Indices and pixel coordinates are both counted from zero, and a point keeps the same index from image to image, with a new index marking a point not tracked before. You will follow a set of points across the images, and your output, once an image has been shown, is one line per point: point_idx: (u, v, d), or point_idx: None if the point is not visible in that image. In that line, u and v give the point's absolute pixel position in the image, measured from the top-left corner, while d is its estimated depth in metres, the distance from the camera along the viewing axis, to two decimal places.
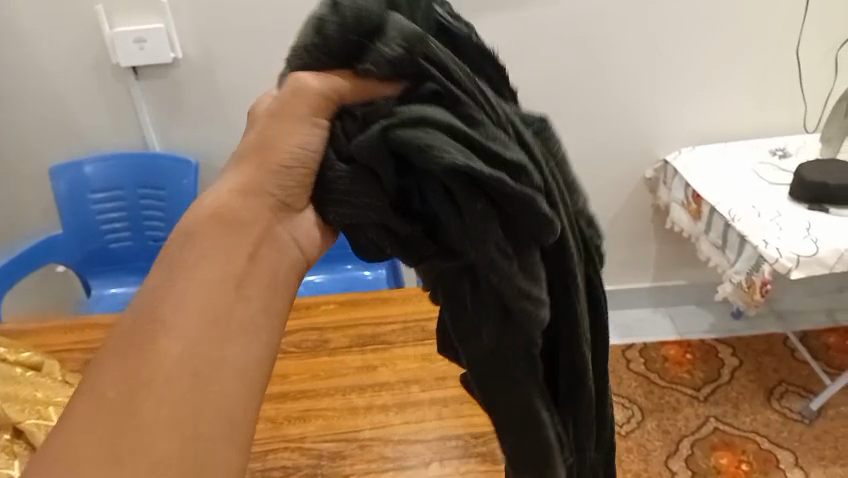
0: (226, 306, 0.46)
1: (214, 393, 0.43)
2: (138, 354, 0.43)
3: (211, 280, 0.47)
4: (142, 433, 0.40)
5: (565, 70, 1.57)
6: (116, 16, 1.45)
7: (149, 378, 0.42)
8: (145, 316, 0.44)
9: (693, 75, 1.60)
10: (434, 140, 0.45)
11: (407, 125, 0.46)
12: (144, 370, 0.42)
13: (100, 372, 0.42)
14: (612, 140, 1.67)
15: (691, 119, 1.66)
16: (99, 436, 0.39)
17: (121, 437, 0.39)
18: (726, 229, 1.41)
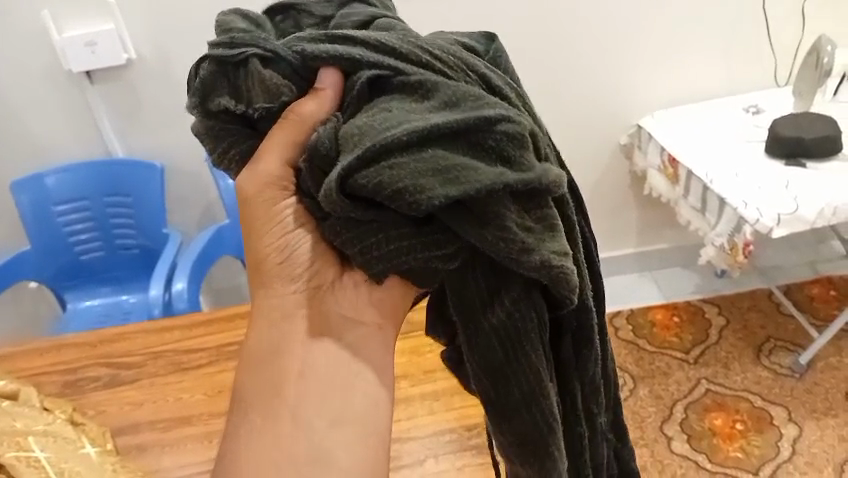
0: (287, 408, 0.59)
1: (335, 428, 0.58)
2: (285, 392, 0.59)
3: (272, 391, 0.59)
4: (286, 451, 0.57)
5: (532, 42, 1.55)
6: (64, 20, 1.41)
7: (292, 412, 0.59)
8: (236, 420, 0.60)
9: (660, 38, 1.58)
10: (409, 184, 0.46)
11: (380, 171, 0.47)
12: (288, 407, 0.59)
13: (262, 402, 0.59)
14: (583, 108, 1.65)
15: (664, 82, 1.64)
16: (265, 446, 0.58)
17: (278, 449, 0.58)
18: (705, 193, 1.39)
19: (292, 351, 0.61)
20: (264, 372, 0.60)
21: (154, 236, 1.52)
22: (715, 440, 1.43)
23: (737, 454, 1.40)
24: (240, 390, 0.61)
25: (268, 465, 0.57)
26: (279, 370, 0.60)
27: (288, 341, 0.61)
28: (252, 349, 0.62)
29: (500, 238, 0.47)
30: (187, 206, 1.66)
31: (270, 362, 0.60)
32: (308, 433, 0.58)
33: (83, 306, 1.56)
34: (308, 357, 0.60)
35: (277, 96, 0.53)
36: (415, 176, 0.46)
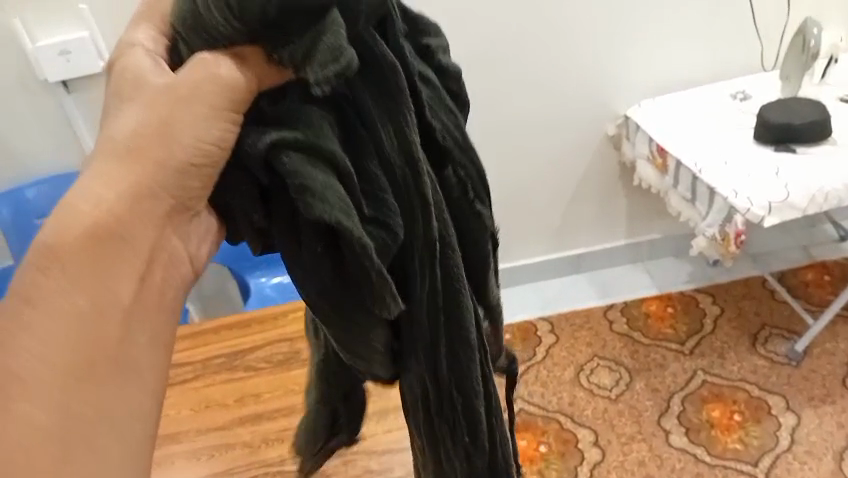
0: (117, 336, 0.44)
1: (161, 304, 0.48)
2: (83, 296, 0.43)
3: (99, 304, 0.43)
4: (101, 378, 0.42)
5: (512, 35, 1.53)
6: (36, 29, 1.39)
7: (113, 306, 0.44)
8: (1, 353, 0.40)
9: (644, 25, 1.57)
10: (304, 184, 0.43)
11: (285, 149, 0.44)
12: (109, 303, 0.44)
13: (56, 309, 0.42)
14: (568, 97, 1.63)
15: (648, 71, 1.63)
16: (79, 371, 0.42)
17: (101, 369, 0.42)
18: (694, 182, 1.37)
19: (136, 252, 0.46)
20: (80, 307, 0.43)
21: None
22: (713, 432, 1.42)
23: (736, 446, 1.38)
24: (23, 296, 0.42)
25: (85, 393, 0.42)
26: (116, 271, 0.45)
27: (143, 226, 0.46)
28: (71, 243, 0.44)
29: (385, 301, 0.48)
30: None
31: (104, 257, 0.44)
32: (146, 365, 0.45)
33: None
34: (166, 251, 0.49)
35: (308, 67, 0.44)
36: (328, 200, 0.44)
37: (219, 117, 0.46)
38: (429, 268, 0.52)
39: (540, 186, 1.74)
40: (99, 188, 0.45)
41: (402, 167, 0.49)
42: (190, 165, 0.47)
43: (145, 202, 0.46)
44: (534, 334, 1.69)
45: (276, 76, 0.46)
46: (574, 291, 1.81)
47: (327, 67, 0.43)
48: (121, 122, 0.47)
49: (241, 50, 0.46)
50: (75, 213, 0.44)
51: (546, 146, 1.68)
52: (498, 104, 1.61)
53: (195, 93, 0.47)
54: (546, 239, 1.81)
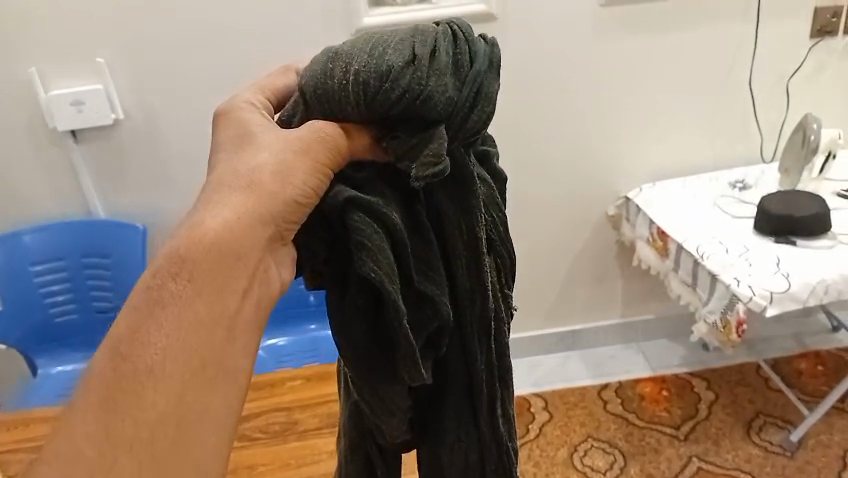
0: (220, 342, 0.45)
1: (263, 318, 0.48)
2: (198, 299, 0.45)
3: (210, 312, 0.45)
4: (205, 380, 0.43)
5: (519, 112, 1.56)
6: (51, 78, 1.40)
7: (224, 311, 0.45)
8: (124, 344, 0.42)
9: (648, 111, 1.61)
10: (366, 241, 0.48)
11: (356, 208, 0.49)
12: (221, 308, 0.45)
13: (175, 308, 0.44)
14: (570, 176, 1.65)
15: (649, 155, 1.66)
16: (189, 370, 0.43)
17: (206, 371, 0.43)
18: (695, 268, 1.38)
19: (243, 265, 0.47)
20: (194, 309, 0.44)
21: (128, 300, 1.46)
22: None
23: None
24: (147, 295, 0.44)
25: (191, 391, 0.43)
26: (227, 282, 0.46)
27: (250, 244, 0.48)
28: (190, 252, 0.46)
29: (415, 369, 0.51)
30: None
31: (217, 268, 0.46)
32: (242, 375, 0.45)
33: (55, 372, 1.48)
34: (269, 267, 0.49)
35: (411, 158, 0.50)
36: (379, 262, 0.48)
37: (317, 170, 0.50)
38: (474, 338, 0.57)
39: (539, 261, 1.75)
40: (219, 211, 0.48)
41: (467, 256, 0.55)
42: (293, 200, 0.49)
43: (258, 224, 0.48)
44: (527, 410, 1.67)
45: (370, 152, 0.52)
46: (568, 369, 1.80)
47: (427, 164, 0.49)
48: (234, 162, 0.51)
49: (352, 126, 0.52)
50: (194, 232, 0.47)
51: (546, 222, 1.70)
52: None
53: (305, 146, 0.50)
54: (541, 314, 1.81)
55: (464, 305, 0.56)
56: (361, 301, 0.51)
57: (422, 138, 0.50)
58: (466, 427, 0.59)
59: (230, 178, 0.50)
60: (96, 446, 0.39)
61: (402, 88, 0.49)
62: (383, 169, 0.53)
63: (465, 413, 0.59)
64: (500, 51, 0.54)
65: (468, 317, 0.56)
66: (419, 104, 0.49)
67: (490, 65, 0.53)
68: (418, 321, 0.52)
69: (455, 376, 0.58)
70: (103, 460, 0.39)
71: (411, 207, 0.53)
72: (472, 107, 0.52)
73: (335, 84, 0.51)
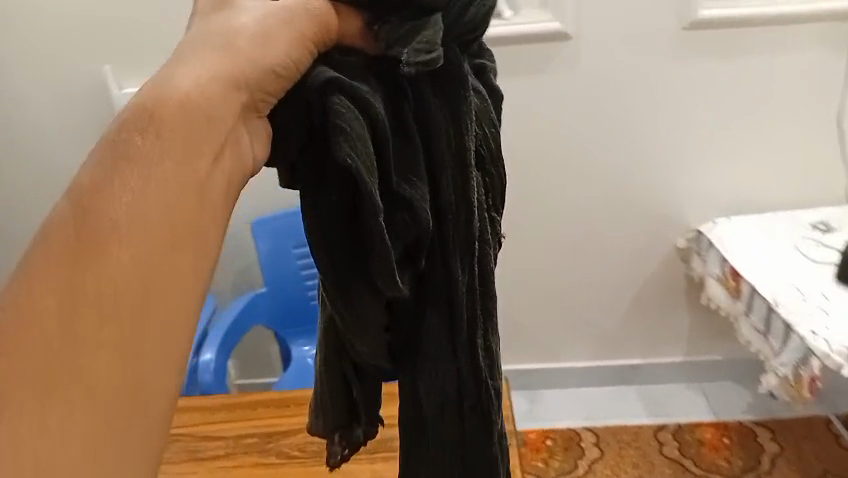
0: (190, 208, 0.38)
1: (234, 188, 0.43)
2: (163, 152, 0.38)
3: (178, 171, 0.38)
4: (166, 242, 0.37)
5: (589, 136, 1.51)
6: (125, 78, 1.50)
7: (192, 170, 0.39)
8: (82, 202, 0.36)
9: (727, 143, 1.53)
10: (344, 128, 0.42)
11: (334, 90, 0.43)
12: (190, 167, 0.39)
13: (138, 159, 0.37)
14: (639, 205, 1.59)
15: (726, 190, 1.58)
16: (154, 229, 0.36)
17: (172, 230, 0.37)
18: (769, 315, 1.30)
19: (217, 129, 0.41)
20: (158, 164, 0.37)
21: None
22: None
23: None
24: (107, 151, 0.37)
25: (156, 253, 0.36)
26: (198, 144, 0.40)
27: (225, 107, 0.41)
28: (162, 108, 0.39)
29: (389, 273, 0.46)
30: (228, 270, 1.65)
31: (189, 126, 0.39)
32: (209, 249, 0.39)
33: None
34: (242, 139, 0.43)
35: (402, 43, 0.47)
36: (357, 148, 0.42)
37: (301, 43, 0.45)
38: (454, 252, 0.53)
39: (600, 290, 1.69)
40: (190, 69, 0.41)
41: (453, 165, 0.51)
42: (274, 70, 0.43)
43: (234, 89, 0.42)
44: (577, 444, 1.61)
45: (360, 40, 0.48)
46: (624, 404, 1.72)
47: (422, 49, 0.46)
48: (208, 19, 0.44)
49: (338, 5, 0.48)
50: (162, 88, 0.40)
51: (611, 251, 1.64)
52: (565, 202, 1.59)
53: (290, 17, 0.46)
54: (599, 345, 1.75)
55: (445, 215, 0.52)
56: (337, 200, 0.46)
57: (415, 26, 0.47)
58: (447, 360, 0.55)
59: (199, 34, 0.43)
60: (51, 300, 0.33)
61: None
62: (371, 60, 0.48)
63: (444, 336, 0.54)
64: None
65: (452, 234, 0.52)
66: None
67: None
68: (398, 228, 0.48)
69: (436, 300, 0.54)
70: (59, 343, 0.32)
71: (396, 101, 0.49)
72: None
73: None
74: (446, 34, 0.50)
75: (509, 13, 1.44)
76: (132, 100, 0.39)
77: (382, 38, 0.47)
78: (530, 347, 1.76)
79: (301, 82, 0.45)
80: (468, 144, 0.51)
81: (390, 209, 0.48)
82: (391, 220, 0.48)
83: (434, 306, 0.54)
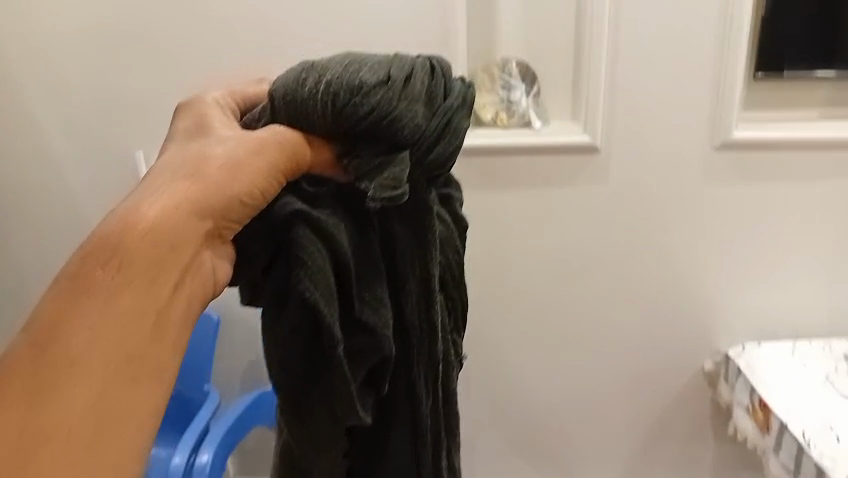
0: (149, 340, 0.54)
1: (142, 319, 0.54)
2: (126, 300, 0.54)
3: (136, 309, 0.54)
4: (110, 367, 0.51)
5: (618, 250, 1.48)
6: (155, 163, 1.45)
7: (148, 306, 0.55)
8: (44, 330, 0.51)
9: (757, 265, 1.49)
10: (306, 254, 0.64)
11: (305, 228, 0.65)
12: (153, 306, 0.55)
13: (93, 308, 0.53)
14: (666, 323, 1.53)
15: (755, 313, 1.53)
16: (117, 362, 0.52)
17: (128, 358, 0.52)
18: (799, 454, 1.21)
19: (172, 275, 0.57)
20: (115, 308, 0.53)
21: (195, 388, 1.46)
22: None
23: None
24: (58, 312, 0.52)
25: (128, 377, 0.52)
26: (163, 267, 0.57)
27: (189, 234, 0.59)
28: (127, 254, 0.55)
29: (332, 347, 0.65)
30: (238, 363, 1.62)
31: (144, 276, 0.55)
32: (163, 382, 0.54)
33: None
34: (204, 260, 0.61)
35: (371, 174, 0.66)
36: (315, 281, 0.64)
37: (266, 174, 0.64)
38: (407, 349, 0.73)
39: (622, 409, 1.61)
40: (145, 217, 0.57)
41: (412, 287, 0.72)
42: (240, 199, 0.62)
43: (165, 243, 0.57)
44: None
45: (331, 166, 0.68)
46: None
47: (385, 183, 0.64)
48: (194, 148, 0.64)
49: (315, 140, 0.68)
50: (125, 236, 0.56)
51: (635, 368, 1.57)
52: (590, 316, 1.53)
53: (262, 145, 0.64)
54: (618, 468, 1.66)
55: (409, 325, 0.73)
56: (303, 324, 0.65)
57: (381, 160, 0.66)
58: (403, 428, 0.75)
59: (182, 167, 0.62)
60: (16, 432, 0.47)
61: (372, 102, 0.65)
62: (340, 190, 0.70)
63: (405, 410, 0.75)
64: (472, 92, 0.73)
65: (413, 344, 0.73)
66: (380, 120, 0.65)
67: (460, 102, 0.71)
68: (361, 342, 0.69)
69: (399, 391, 0.75)
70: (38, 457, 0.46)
71: (363, 231, 0.70)
72: (437, 139, 0.68)
73: (309, 92, 0.66)
74: (413, 172, 0.68)
75: (540, 124, 1.42)
76: (101, 234, 0.57)
77: (355, 165, 0.67)
78: (546, 465, 1.66)
79: (272, 208, 0.66)
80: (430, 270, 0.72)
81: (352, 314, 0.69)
82: (351, 322, 0.69)
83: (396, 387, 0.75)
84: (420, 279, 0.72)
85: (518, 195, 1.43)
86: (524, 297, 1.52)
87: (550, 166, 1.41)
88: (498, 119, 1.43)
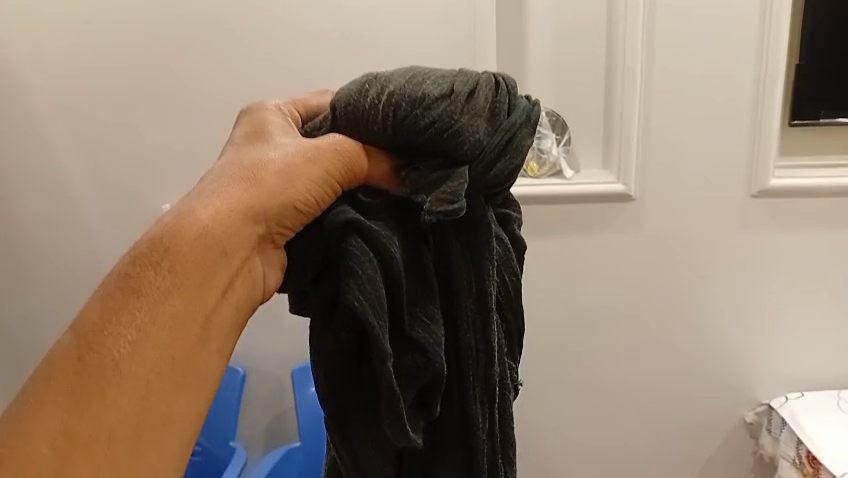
0: (195, 340, 0.51)
1: (193, 315, 0.51)
2: (176, 296, 0.51)
3: (187, 307, 0.51)
4: (157, 369, 0.48)
5: (654, 297, 1.44)
6: None
7: (198, 307, 0.52)
8: (86, 337, 0.47)
9: (798, 313, 1.45)
10: (355, 262, 0.57)
11: (353, 231, 0.58)
12: (203, 304, 0.52)
13: (143, 298, 0.50)
14: (706, 374, 1.49)
15: (798, 362, 1.48)
16: (164, 361, 0.49)
17: (175, 360, 0.49)
18: None
19: (223, 273, 0.54)
20: (164, 303, 0.50)
21: (220, 443, 1.44)
22: None
23: None
24: (109, 302, 0.49)
25: (171, 378, 0.49)
26: (214, 277, 0.53)
27: (240, 241, 0.55)
28: (177, 245, 0.52)
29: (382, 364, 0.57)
30: (265, 418, 1.59)
31: (199, 268, 0.52)
32: (203, 388, 0.51)
33: None
34: (256, 265, 0.57)
35: (429, 190, 0.60)
36: (365, 292, 0.56)
37: (325, 180, 0.59)
38: (465, 379, 0.64)
39: (661, 462, 1.55)
40: (205, 209, 0.54)
41: (472, 308, 0.63)
42: (293, 205, 0.57)
43: (223, 238, 0.54)
44: None
45: (388, 179, 0.63)
46: None
47: (442, 196, 0.59)
48: (248, 153, 0.60)
49: (372, 148, 0.62)
50: (181, 223, 0.53)
51: (673, 420, 1.52)
52: (627, 367, 1.49)
53: (317, 154, 0.60)
54: None
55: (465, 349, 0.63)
56: (350, 339, 0.60)
57: (442, 175, 0.60)
58: (453, 471, 0.65)
59: (234, 170, 0.58)
60: (54, 430, 0.44)
61: (435, 115, 0.60)
62: (397, 200, 0.63)
63: (456, 450, 0.65)
64: (539, 111, 0.67)
65: (469, 373, 0.64)
66: (442, 135, 0.60)
67: (526, 119, 0.64)
68: (410, 362, 0.60)
69: (452, 431, 0.65)
70: (66, 461, 0.44)
71: (417, 244, 0.63)
72: (500, 155, 0.62)
73: (367, 103, 0.61)
74: (472, 186, 0.62)
75: (571, 173, 1.41)
76: (152, 234, 0.53)
77: (412, 178, 0.61)
78: None
79: (325, 214, 0.60)
80: (488, 290, 0.63)
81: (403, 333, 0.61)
82: (403, 340, 0.61)
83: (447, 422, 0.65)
84: (477, 298, 0.63)
85: (550, 243, 1.41)
86: (557, 349, 1.48)
87: (582, 215, 1.40)
88: (528, 169, 1.41)
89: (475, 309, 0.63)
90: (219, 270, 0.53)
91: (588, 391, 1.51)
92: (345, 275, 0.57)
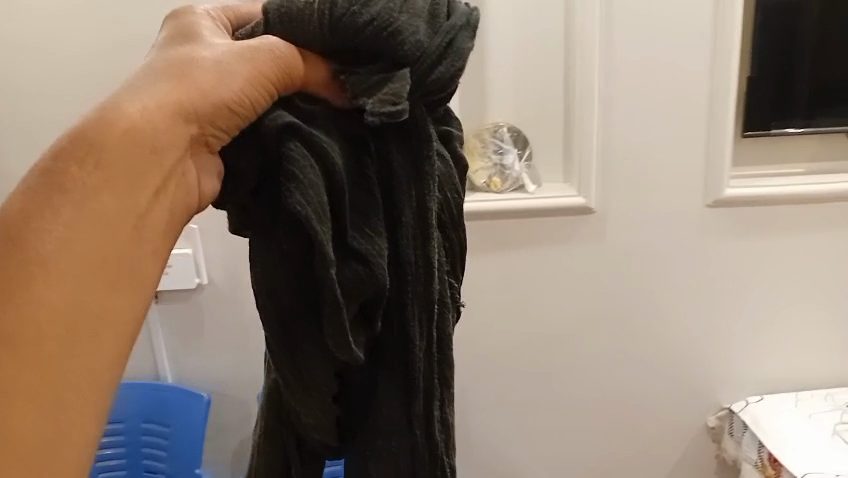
0: (126, 242, 0.45)
1: (124, 213, 0.45)
2: (102, 197, 0.44)
3: (117, 204, 0.44)
4: (74, 276, 0.42)
5: (617, 308, 1.47)
6: None
7: (127, 205, 0.45)
8: (9, 232, 0.42)
9: (756, 319, 1.49)
10: (296, 163, 0.50)
11: (291, 132, 0.51)
12: (133, 204, 0.45)
13: (63, 196, 0.43)
14: (669, 382, 1.51)
15: (757, 367, 1.52)
16: (87, 269, 0.43)
17: (101, 266, 0.43)
18: None
19: (158, 174, 0.47)
20: (88, 203, 0.43)
21: (185, 471, 1.41)
22: None
23: None
24: (27, 203, 0.43)
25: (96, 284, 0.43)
26: (138, 178, 0.46)
27: (172, 140, 0.48)
28: (105, 138, 0.45)
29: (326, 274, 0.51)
30: (231, 443, 1.56)
31: (131, 167, 0.46)
32: (133, 295, 0.45)
33: None
34: (190, 170, 0.50)
35: (370, 94, 0.53)
36: (308, 196, 0.50)
37: (259, 82, 0.51)
38: (410, 307, 0.57)
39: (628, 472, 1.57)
40: (136, 102, 0.47)
41: (416, 224, 0.57)
42: (228, 106, 0.50)
43: (155, 137, 0.47)
44: None
45: (327, 87, 0.56)
46: None
47: (385, 100, 0.52)
48: (176, 48, 0.51)
49: (307, 53, 0.55)
50: (108, 117, 0.46)
51: (639, 430, 1.54)
52: (593, 378, 1.51)
53: (252, 56, 0.52)
54: None
55: (410, 273, 0.57)
56: (290, 249, 0.53)
57: (383, 77, 0.54)
58: (398, 413, 0.59)
59: (160, 64, 0.50)
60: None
61: (374, 13, 0.53)
62: (337, 109, 0.56)
63: (398, 386, 0.59)
64: (479, 16, 0.59)
65: (411, 294, 0.57)
66: (381, 35, 0.53)
67: (467, 23, 0.57)
68: (352, 279, 0.54)
69: (392, 359, 0.59)
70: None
71: (358, 152, 0.56)
72: (441, 57, 0.55)
73: (301, 5, 0.55)
74: (414, 93, 0.55)
75: (533, 187, 1.44)
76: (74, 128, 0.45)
77: (351, 83, 0.54)
78: None
79: (259, 120, 0.52)
80: (430, 205, 0.56)
81: (348, 250, 0.54)
82: (347, 259, 0.54)
83: (389, 356, 0.59)
84: (419, 214, 0.57)
85: (514, 258, 1.43)
86: (524, 362, 1.50)
87: (545, 229, 1.42)
88: (491, 184, 1.43)
89: (423, 224, 0.57)
90: (151, 171, 0.47)
91: (555, 404, 1.52)
92: (284, 180, 0.50)
